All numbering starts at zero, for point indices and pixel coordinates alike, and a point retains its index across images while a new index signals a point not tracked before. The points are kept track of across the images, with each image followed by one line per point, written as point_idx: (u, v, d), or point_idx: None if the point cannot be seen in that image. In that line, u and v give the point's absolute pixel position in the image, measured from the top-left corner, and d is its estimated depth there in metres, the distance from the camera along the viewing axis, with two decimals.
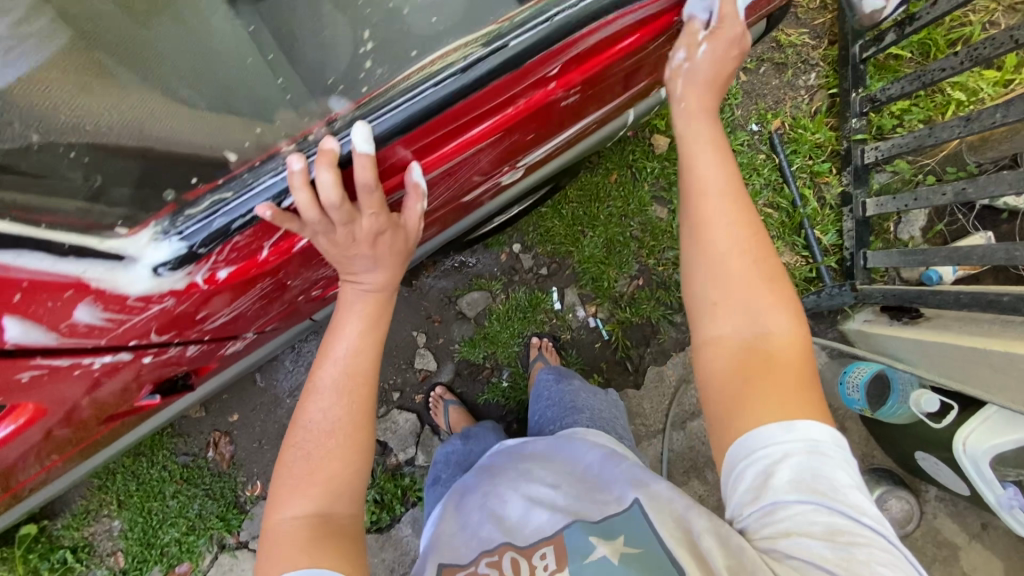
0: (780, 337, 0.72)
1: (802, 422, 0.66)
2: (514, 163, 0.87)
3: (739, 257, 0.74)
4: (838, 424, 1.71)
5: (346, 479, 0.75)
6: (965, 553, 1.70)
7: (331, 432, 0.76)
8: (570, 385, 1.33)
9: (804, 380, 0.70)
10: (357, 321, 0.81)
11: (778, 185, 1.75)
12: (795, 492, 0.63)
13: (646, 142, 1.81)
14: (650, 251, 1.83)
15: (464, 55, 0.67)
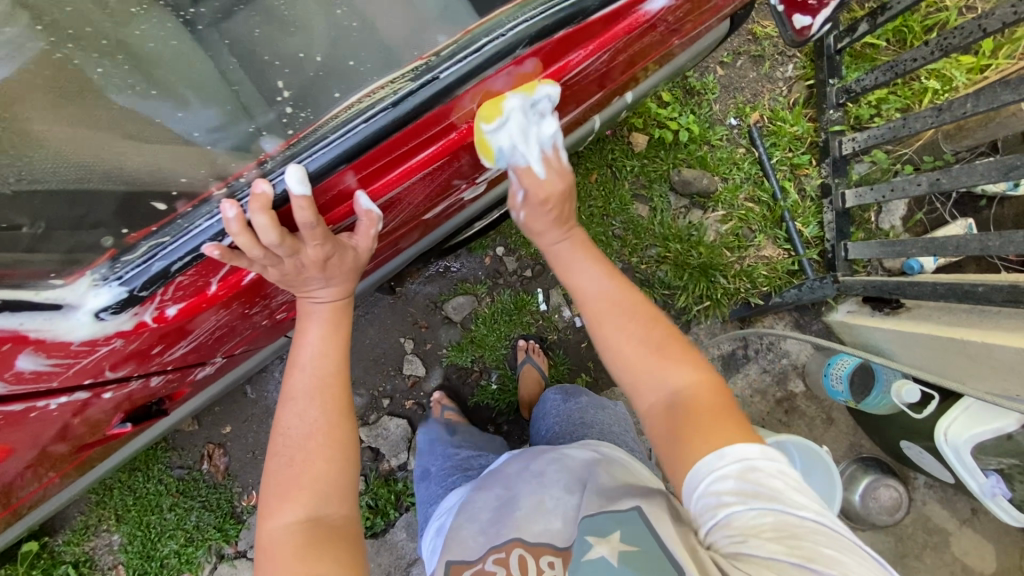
0: (689, 388, 0.74)
1: (731, 448, 0.67)
2: (474, 178, 0.87)
3: (630, 342, 0.77)
4: (825, 415, 1.72)
5: (331, 481, 0.73)
6: (956, 538, 1.72)
7: (310, 435, 0.75)
8: (580, 401, 1.30)
9: (727, 415, 0.71)
10: (318, 327, 0.82)
11: (758, 177, 1.75)
12: (737, 502, 0.63)
13: (625, 140, 1.73)
14: (632, 250, 1.72)
15: (393, 90, 0.68)
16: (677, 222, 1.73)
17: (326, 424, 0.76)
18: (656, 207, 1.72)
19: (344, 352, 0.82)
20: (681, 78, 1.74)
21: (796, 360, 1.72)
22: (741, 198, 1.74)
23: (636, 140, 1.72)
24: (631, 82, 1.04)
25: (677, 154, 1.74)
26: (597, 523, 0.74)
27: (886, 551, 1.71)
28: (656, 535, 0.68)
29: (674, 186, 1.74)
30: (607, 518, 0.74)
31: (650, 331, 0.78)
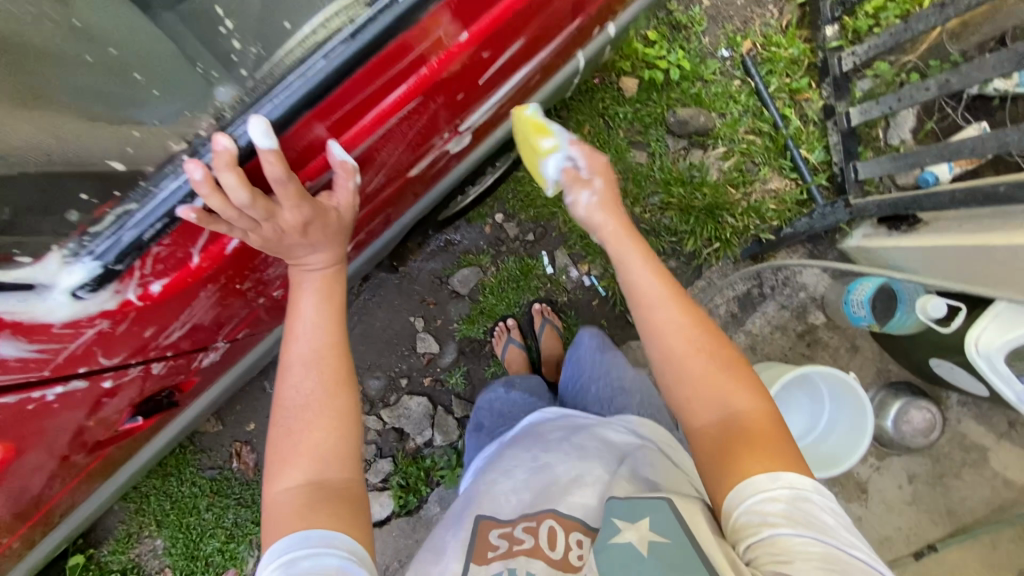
0: (748, 413, 0.76)
1: (787, 473, 0.69)
2: (456, 128, 0.84)
3: (694, 355, 0.79)
4: (849, 344, 1.68)
5: (329, 447, 0.75)
6: (994, 453, 1.69)
7: (305, 406, 0.77)
8: (626, 371, 1.29)
9: (781, 444, 0.73)
10: (312, 299, 0.81)
11: (757, 108, 1.68)
12: (791, 527, 0.64)
13: (614, 87, 1.68)
14: (635, 198, 1.69)
15: (350, 17, 0.62)
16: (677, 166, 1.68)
17: (324, 394, 0.77)
18: (654, 152, 1.68)
19: (335, 320, 0.81)
20: (667, 15, 1.67)
21: (814, 292, 1.68)
22: (742, 132, 1.68)
23: (626, 84, 1.68)
24: (610, 10, 0.98)
25: (670, 94, 1.68)
26: (630, 507, 0.75)
27: (923, 473, 1.69)
28: (687, 530, 0.69)
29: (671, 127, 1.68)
30: (638, 504, 0.75)
31: (716, 357, 0.80)
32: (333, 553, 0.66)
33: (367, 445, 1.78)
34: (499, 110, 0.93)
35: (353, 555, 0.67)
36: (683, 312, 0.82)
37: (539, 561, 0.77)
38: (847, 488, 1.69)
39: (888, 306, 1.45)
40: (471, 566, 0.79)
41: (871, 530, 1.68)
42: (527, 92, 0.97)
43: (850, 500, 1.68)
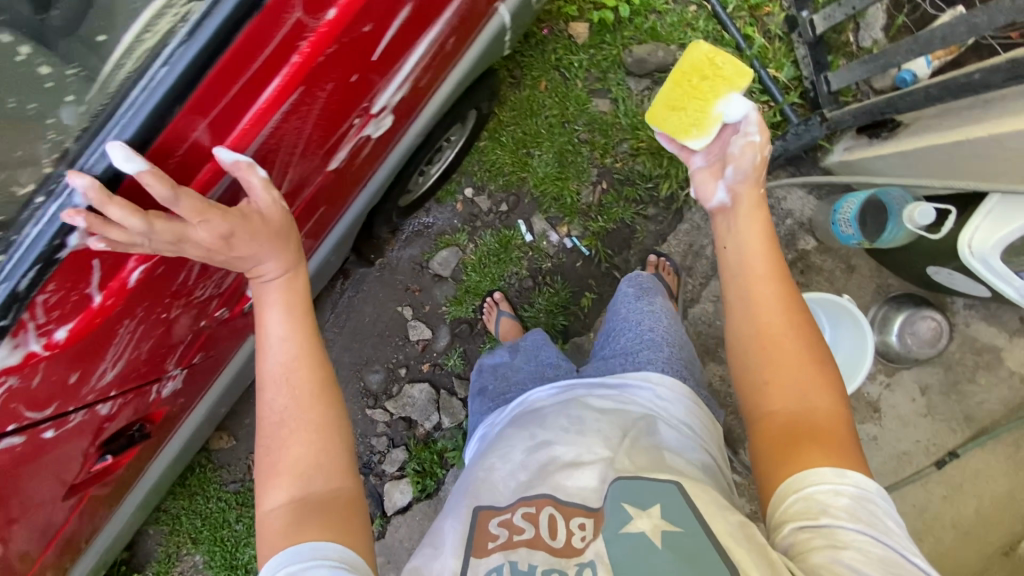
0: (823, 411, 0.79)
1: (852, 472, 0.71)
2: (368, 112, 0.81)
3: (791, 337, 0.84)
4: (845, 265, 1.63)
5: (312, 461, 0.75)
6: (1008, 352, 1.64)
7: (282, 421, 0.76)
8: (652, 329, 1.26)
9: (847, 443, 0.75)
10: (277, 311, 0.79)
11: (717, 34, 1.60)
12: (850, 521, 0.66)
13: (565, 35, 1.66)
14: (604, 151, 1.71)
15: (184, 13, 0.58)
16: (634, 111, 1.67)
17: (301, 405, 0.77)
18: (617, 97, 1.67)
19: (299, 328, 0.79)
20: None
21: (802, 217, 1.61)
22: None
23: (577, 31, 1.66)
24: None
25: (623, 33, 1.64)
26: (637, 495, 0.77)
27: (935, 383, 1.66)
28: (699, 521, 0.72)
29: (627, 67, 1.66)
30: (643, 492, 0.78)
31: (807, 350, 0.83)
32: (322, 564, 0.66)
33: (379, 438, 1.81)
34: (418, 87, 0.88)
35: (345, 564, 0.67)
36: (786, 303, 0.87)
37: (540, 550, 0.76)
38: (857, 409, 1.67)
39: (879, 221, 1.38)
40: (471, 560, 0.78)
41: (888, 446, 1.67)
42: (446, 62, 0.92)
43: (862, 420, 1.67)
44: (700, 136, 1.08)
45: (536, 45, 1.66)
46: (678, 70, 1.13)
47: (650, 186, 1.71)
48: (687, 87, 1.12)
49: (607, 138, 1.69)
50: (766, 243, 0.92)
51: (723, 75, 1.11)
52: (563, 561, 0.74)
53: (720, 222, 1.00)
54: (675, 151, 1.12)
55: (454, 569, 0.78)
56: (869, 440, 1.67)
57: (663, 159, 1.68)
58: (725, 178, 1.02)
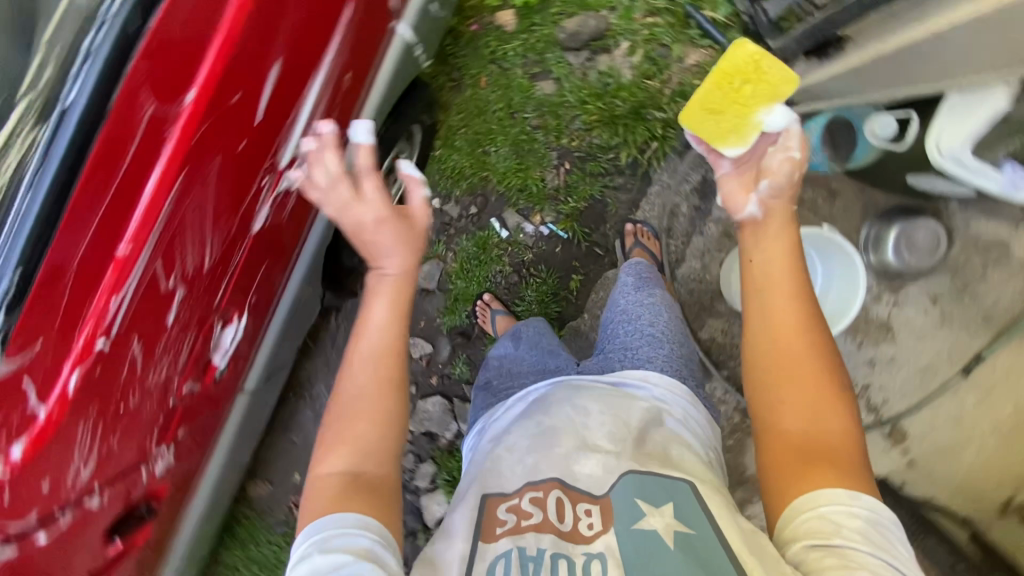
0: (840, 435, 0.81)
1: (867, 496, 0.74)
2: (276, 167, 0.89)
3: (812, 357, 0.86)
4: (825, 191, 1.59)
5: (371, 440, 0.81)
6: (1016, 243, 1.57)
7: (361, 395, 0.83)
8: (654, 326, 1.22)
9: (856, 464, 0.78)
10: (384, 300, 0.87)
11: None
12: (865, 545, 0.68)
13: (494, 26, 1.64)
14: (558, 131, 1.68)
15: (34, 142, 0.69)
16: (579, 85, 1.64)
17: (382, 394, 0.84)
18: (559, 77, 1.65)
19: (401, 316, 0.88)
20: None
21: None
22: (638, 25, 1.60)
23: (505, 19, 1.64)
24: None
25: (551, 10, 1.62)
26: (645, 490, 0.79)
27: (945, 290, 1.61)
28: (709, 522, 0.75)
29: (564, 44, 1.64)
30: (653, 487, 0.79)
31: (829, 371, 0.85)
32: (366, 535, 0.71)
33: (405, 456, 1.85)
34: (327, 132, 0.95)
35: (381, 540, 0.72)
36: (812, 324, 0.88)
37: (548, 533, 0.76)
38: (867, 333, 1.67)
39: (848, 140, 1.41)
40: (479, 545, 0.76)
41: (909, 361, 1.66)
42: (351, 110, 0.98)
43: (875, 342, 1.67)
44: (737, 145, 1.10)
45: (467, 43, 1.65)
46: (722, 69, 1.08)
47: (613, 155, 1.68)
48: (723, 93, 1.10)
49: (558, 119, 1.67)
50: (789, 260, 0.92)
51: (768, 79, 1.08)
52: (569, 547, 0.74)
53: (743, 236, 0.97)
54: (710, 155, 1.12)
55: (461, 552, 0.76)
56: (886, 361, 1.67)
57: (618, 127, 1.64)
58: (759, 191, 0.97)
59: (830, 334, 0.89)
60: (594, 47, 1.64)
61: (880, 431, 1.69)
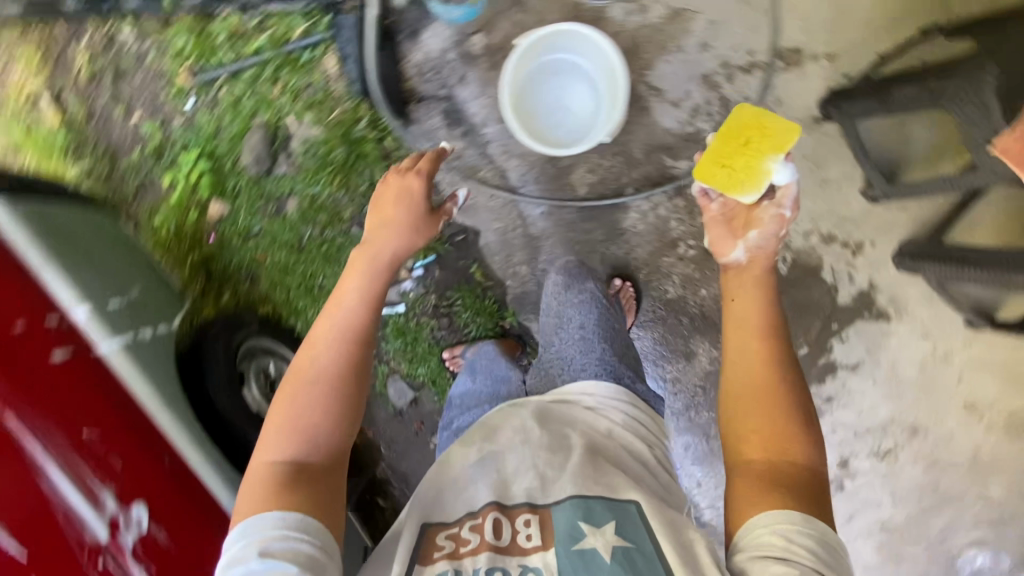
0: (805, 466, 0.92)
1: (807, 512, 0.86)
2: (103, 543, 0.96)
3: (784, 397, 0.96)
4: (512, 8, 1.53)
5: (315, 417, 0.97)
6: None
7: (320, 381, 0.99)
8: (583, 327, 1.39)
9: (810, 498, 0.89)
10: (359, 278, 1.09)
11: (248, 76, 1.59)
12: (809, 560, 0.81)
13: (216, 220, 1.69)
14: (333, 217, 1.71)
15: None
16: (304, 176, 1.67)
17: (340, 378, 1.00)
18: (289, 191, 1.69)
19: (368, 305, 1.05)
20: (154, 159, 1.65)
21: (450, 42, 1.56)
22: (281, 99, 1.61)
23: (213, 208, 1.68)
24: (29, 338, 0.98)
25: (228, 165, 1.66)
26: (590, 512, 0.91)
27: None
28: (647, 534, 0.89)
29: (262, 172, 1.67)
30: (602, 510, 0.91)
31: (795, 406, 0.96)
32: (305, 541, 0.87)
33: None
34: (122, 470, 0.99)
35: (317, 543, 0.88)
36: (787, 361, 0.99)
37: (483, 552, 0.89)
38: (674, 35, 1.52)
39: None
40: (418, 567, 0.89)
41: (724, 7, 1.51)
42: (126, 436, 1.02)
43: (686, 32, 1.52)
44: (751, 191, 1.11)
45: (221, 251, 1.72)
46: (729, 132, 1.19)
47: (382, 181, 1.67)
48: (733, 145, 1.18)
49: (325, 211, 1.70)
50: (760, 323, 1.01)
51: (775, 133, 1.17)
52: (507, 560, 0.88)
53: (726, 276, 1.09)
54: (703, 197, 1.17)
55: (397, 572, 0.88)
56: (711, 30, 1.52)
57: (357, 164, 1.65)
58: (747, 242, 1.08)
59: (802, 376, 0.99)
60: (279, 147, 1.66)
61: (779, 72, 1.53)
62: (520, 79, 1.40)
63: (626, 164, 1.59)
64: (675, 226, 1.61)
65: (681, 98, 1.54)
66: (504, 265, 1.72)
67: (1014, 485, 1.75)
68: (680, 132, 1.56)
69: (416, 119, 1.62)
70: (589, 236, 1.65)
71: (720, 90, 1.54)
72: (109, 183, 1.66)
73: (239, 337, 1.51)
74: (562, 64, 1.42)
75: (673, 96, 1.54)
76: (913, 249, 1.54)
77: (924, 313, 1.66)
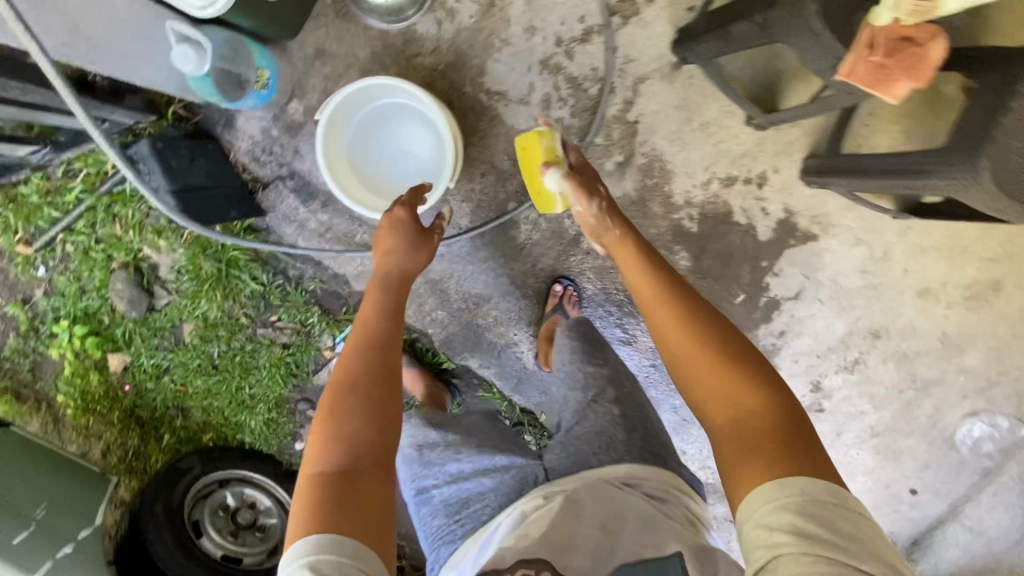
0: (763, 414, 0.83)
1: (794, 479, 0.76)
2: None
3: (716, 348, 0.88)
4: (316, 58, 1.39)
5: (356, 429, 0.89)
6: None
7: (357, 392, 0.92)
8: (619, 402, 1.16)
9: (800, 450, 0.80)
10: (382, 296, 1.04)
11: (83, 225, 1.50)
12: (799, 542, 0.70)
13: (119, 371, 1.64)
14: (231, 330, 1.63)
15: None
16: (187, 301, 1.59)
17: (372, 383, 0.93)
18: (176, 318, 1.61)
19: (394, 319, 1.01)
20: (34, 337, 1.60)
21: (269, 117, 1.42)
22: (128, 235, 1.51)
23: (111, 361, 1.63)
24: None
25: (105, 316, 1.58)
26: None
27: None
28: None
29: (143, 312, 1.59)
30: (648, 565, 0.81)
31: (730, 357, 0.87)
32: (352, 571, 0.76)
33: None
34: None
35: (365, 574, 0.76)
36: (703, 308, 0.92)
37: None
38: (494, 29, 1.37)
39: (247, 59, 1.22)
40: None
41: None
42: None
43: (506, 22, 1.37)
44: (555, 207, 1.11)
45: (141, 397, 1.67)
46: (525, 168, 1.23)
47: (264, 275, 1.59)
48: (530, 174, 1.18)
49: (223, 326, 1.62)
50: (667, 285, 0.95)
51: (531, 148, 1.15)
52: None
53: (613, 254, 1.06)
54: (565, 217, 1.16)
55: None
56: (531, 11, 1.37)
57: (231, 272, 1.57)
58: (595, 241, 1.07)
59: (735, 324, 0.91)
60: (150, 280, 1.57)
61: (617, 29, 1.39)
62: (342, 140, 1.28)
63: (498, 180, 1.47)
64: (570, 223, 1.51)
65: (527, 93, 1.41)
66: (420, 315, 1.63)
67: (992, 351, 1.70)
68: (539, 127, 1.43)
69: (270, 206, 1.48)
70: (490, 262, 1.55)
71: (564, 70, 1.40)
72: (4, 372, 1.63)
73: (181, 488, 1.54)
74: (385, 108, 1.32)
75: (518, 94, 1.41)
76: (819, 165, 1.43)
77: (850, 220, 1.57)
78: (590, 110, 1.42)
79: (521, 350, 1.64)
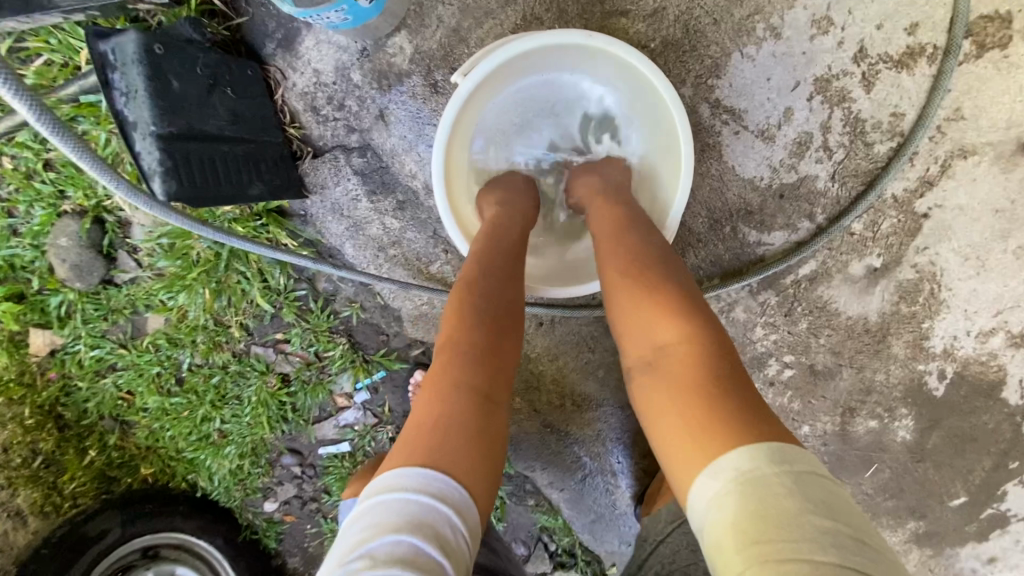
0: (680, 350, 0.59)
1: (728, 456, 0.51)
2: None
3: (631, 279, 0.64)
4: None
5: (494, 341, 0.63)
6: None
7: (502, 307, 0.67)
8: None
9: (738, 402, 0.55)
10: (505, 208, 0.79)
11: (30, 137, 0.99)
12: (739, 544, 0.47)
13: (40, 353, 1.12)
14: (214, 340, 1.10)
15: None
16: (161, 285, 1.06)
17: (504, 289, 0.69)
18: (139, 304, 1.08)
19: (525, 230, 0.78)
20: None
21: (360, 51, 0.88)
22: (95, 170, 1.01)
23: (30, 338, 1.10)
24: None
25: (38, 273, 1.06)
26: None
27: None
28: None
29: (95, 283, 1.07)
30: None
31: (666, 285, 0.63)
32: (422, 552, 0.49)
33: None
34: None
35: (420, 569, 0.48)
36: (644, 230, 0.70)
37: None
38: (761, 10, 0.83)
39: None
40: None
41: None
42: None
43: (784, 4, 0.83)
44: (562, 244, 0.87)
45: (67, 395, 1.13)
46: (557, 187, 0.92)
47: (279, 278, 1.09)
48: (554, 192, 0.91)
49: (203, 331, 1.09)
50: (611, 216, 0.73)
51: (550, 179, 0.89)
52: None
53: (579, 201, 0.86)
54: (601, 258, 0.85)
55: None
56: None
57: (234, 264, 1.05)
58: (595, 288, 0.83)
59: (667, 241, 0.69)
60: (114, 243, 1.07)
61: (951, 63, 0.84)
62: (476, 121, 0.88)
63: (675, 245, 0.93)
64: (760, 336, 0.97)
65: (776, 125, 0.86)
66: None
67: None
68: (773, 184, 0.88)
69: (316, 186, 0.94)
70: None
71: (849, 104, 0.85)
72: None
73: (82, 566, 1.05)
74: (567, 90, 0.91)
75: (761, 122, 0.86)
76: None
77: None
78: (864, 179, 0.87)
79: (618, 486, 1.11)
